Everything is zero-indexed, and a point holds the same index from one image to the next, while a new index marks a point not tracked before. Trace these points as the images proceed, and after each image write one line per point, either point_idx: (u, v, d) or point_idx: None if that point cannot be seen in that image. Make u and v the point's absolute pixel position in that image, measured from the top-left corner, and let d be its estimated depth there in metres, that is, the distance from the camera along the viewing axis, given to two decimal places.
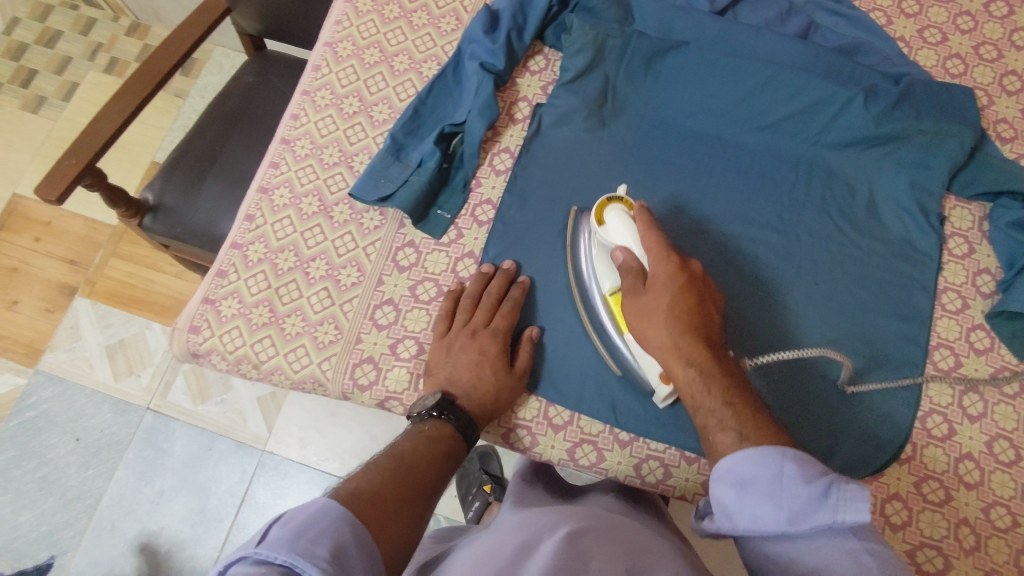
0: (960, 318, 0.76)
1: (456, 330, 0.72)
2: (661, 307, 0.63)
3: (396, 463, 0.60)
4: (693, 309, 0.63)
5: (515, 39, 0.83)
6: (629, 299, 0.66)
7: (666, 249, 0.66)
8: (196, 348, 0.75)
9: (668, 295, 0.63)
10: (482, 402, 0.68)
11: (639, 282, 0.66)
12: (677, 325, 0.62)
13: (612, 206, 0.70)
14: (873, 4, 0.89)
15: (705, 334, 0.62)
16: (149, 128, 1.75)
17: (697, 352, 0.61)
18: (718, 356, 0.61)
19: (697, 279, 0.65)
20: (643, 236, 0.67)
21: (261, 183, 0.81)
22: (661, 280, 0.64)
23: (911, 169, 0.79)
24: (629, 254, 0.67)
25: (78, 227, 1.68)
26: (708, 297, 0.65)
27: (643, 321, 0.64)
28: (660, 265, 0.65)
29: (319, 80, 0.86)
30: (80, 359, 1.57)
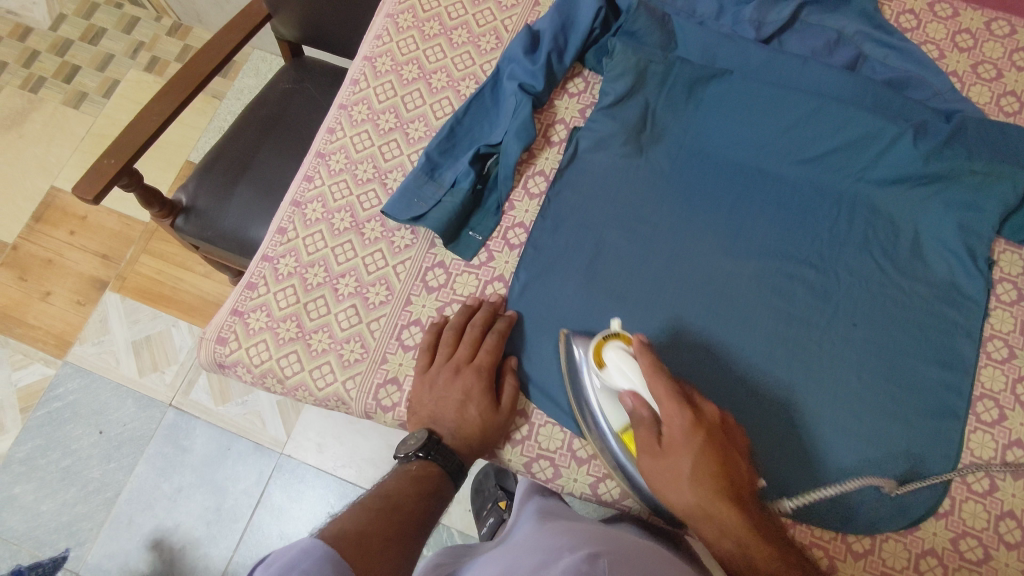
0: (1006, 368, 0.73)
1: (439, 365, 0.71)
2: (683, 471, 0.58)
3: (382, 503, 0.59)
4: (719, 469, 0.57)
5: (555, 62, 0.82)
6: (646, 459, 0.60)
7: (679, 399, 0.60)
8: (222, 359, 0.75)
9: (689, 456, 0.58)
10: (468, 442, 0.68)
11: (655, 437, 0.60)
12: (705, 489, 0.57)
13: (612, 344, 0.65)
14: (925, 36, 0.86)
15: (735, 493, 0.57)
16: (185, 128, 1.77)
17: (729, 514, 0.56)
18: (751, 513, 0.57)
19: (715, 427, 0.60)
20: (652, 384, 0.61)
21: (295, 196, 0.82)
22: (679, 439, 0.59)
23: (959, 210, 0.76)
24: (639, 399, 0.62)
25: (112, 223, 1.70)
26: (729, 443, 0.60)
27: (665, 487, 0.59)
28: (675, 418, 0.59)
29: (357, 94, 0.86)
30: (107, 352, 1.59)
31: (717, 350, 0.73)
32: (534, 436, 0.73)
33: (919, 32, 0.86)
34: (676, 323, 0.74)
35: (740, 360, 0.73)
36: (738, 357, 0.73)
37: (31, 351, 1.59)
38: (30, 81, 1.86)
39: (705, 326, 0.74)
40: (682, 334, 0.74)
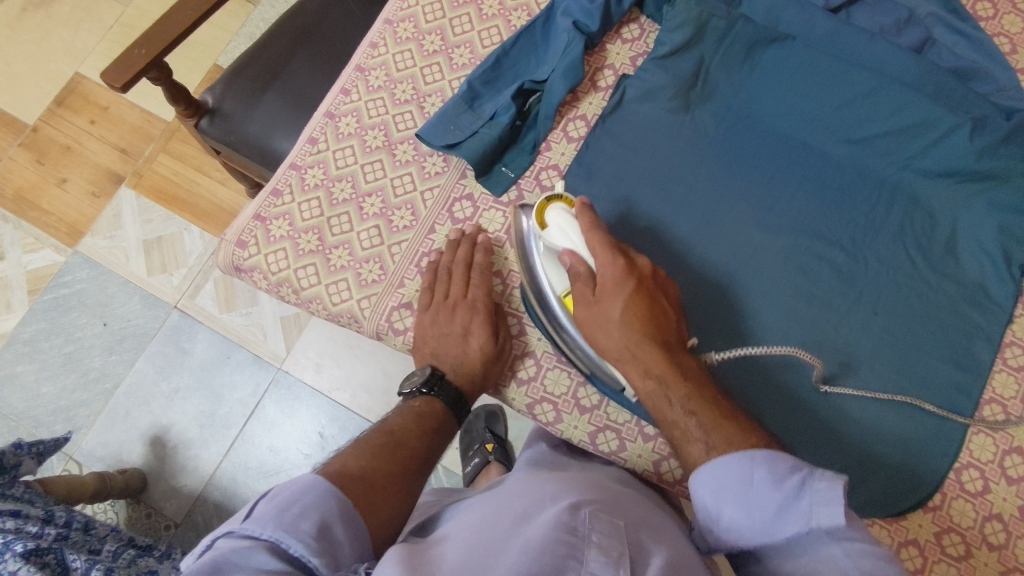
0: (1020, 376, 0.72)
1: (435, 304, 0.71)
2: (614, 315, 0.62)
3: (386, 438, 0.61)
4: (646, 313, 0.61)
5: (614, 3, 0.78)
6: (581, 308, 0.64)
7: (612, 248, 0.63)
8: (240, 263, 0.75)
9: (620, 300, 0.62)
10: (472, 377, 0.68)
11: (589, 288, 0.64)
12: (632, 328, 0.61)
13: (553, 205, 0.67)
14: (999, 28, 0.82)
15: (661, 336, 0.61)
16: (217, 30, 1.73)
17: (653, 356, 0.60)
18: (675, 355, 0.60)
19: (645, 278, 0.63)
20: (588, 235, 0.64)
21: (329, 107, 0.80)
22: (610, 286, 0.62)
23: (1002, 212, 0.74)
24: (577, 257, 0.64)
25: (133, 117, 1.68)
26: (658, 293, 0.64)
27: (596, 330, 0.63)
28: (608, 266, 0.63)
29: (404, 11, 0.83)
30: (118, 247, 1.59)
31: (735, 320, 0.73)
32: (541, 377, 0.73)
33: (994, 23, 0.82)
34: (697, 287, 0.74)
35: (756, 332, 0.72)
36: (753, 330, 0.73)
37: (43, 236, 1.60)
38: None
39: (726, 293, 0.74)
40: (702, 299, 0.73)
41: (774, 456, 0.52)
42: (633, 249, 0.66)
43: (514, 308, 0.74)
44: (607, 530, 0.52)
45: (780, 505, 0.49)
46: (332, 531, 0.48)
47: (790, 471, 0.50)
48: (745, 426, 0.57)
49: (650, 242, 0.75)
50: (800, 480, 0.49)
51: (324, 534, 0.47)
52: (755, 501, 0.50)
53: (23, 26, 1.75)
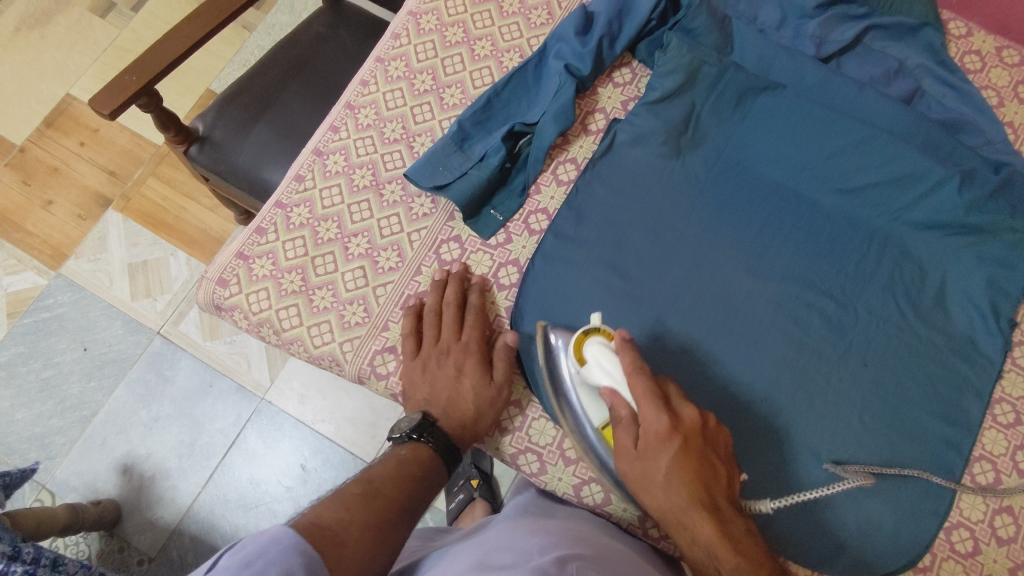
0: (1009, 434, 0.71)
1: (427, 347, 0.69)
2: (659, 474, 0.57)
3: (364, 489, 0.58)
4: (693, 473, 0.57)
5: (606, 47, 0.78)
6: (622, 460, 0.60)
7: (657, 402, 0.58)
8: (220, 301, 0.73)
9: (665, 458, 0.57)
10: (462, 421, 0.66)
11: (629, 438, 0.59)
12: (677, 493, 0.57)
13: (591, 339, 0.63)
14: (987, 81, 0.83)
15: (711, 501, 0.56)
16: (211, 55, 1.73)
17: (700, 522, 0.56)
18: (726, 523, 0.56)
19: (693, 436, 0.58)
20: (631, 380, 0.59)
21: (318, 144, 0.79)
22: (654, 441, 0.58)
23: (991, 266, 0.74)
24: (618, 398, 0.60)
25: (123, 140, 1.66)
26: (709, 452, 0.58)
27: (641, 486, 0.59)
28: (651, 420, 0.58)
29: (396, 49, 0.82)
30: (102, 271, 1.57)
31: (724, 370, 0.72)
32: (526, 427, 0.71)
33: (981, 76, 0.83)
34: (684, 334, 0.73)
35: (745, 382, 0.71)
36: (742, 380, 0.71)
37: (25, 258, 1.57)
38: None
39: (716, 342, 0.72)
40: (691, 348, 0.72)
41: None
42: (678, 394, 0.61)
43: None
44: None
45: None
46: None
47: None
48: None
49: (638, 289, 0.74)
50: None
51: None
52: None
53: (15, 47, 1.74)
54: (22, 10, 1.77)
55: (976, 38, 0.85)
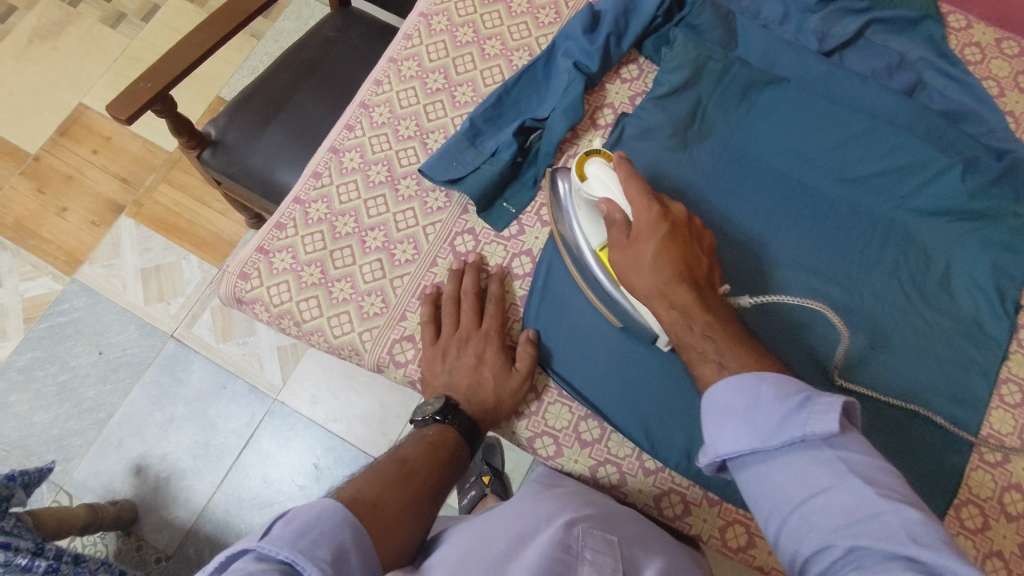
0: (1016, 413, 0.73)
1: (446, 335, 0.71)
2: (647, 256, 0.62)
3: (398, 468, 0.59)
4: (678, 255, 0.62)
5: (614, 44, 0.81)
6: (616, 253, 0.64)
7: (648, 195, 0.64)
8: (242, 295, 0.75)
9: (654, 244, 0.62)
10: (483, 406, 0.68)
11: (623, 234, 0.64)
12: (663, 269, 0.61)
13: (592, 159, 0.68)
14: (987, 71, 0.85)
15: (692, 277, 0.62)
16: (221, 63, 1.76)
17: (681, 293, 0.61)
18: (703, 294, 0.61)
19: (680, 226, 0.64)
20: (624, 186, 0.64)
21: (333, 142, 0.81)
22: (645, 229, 0.63)
23: (996, 250, 0.75)
24: (614, 205, 0.65)
25: (135, 148, 1.69)
26: (692, 242, 0.64)
27: (629, 272, 0.63)
28: (643, 212, 0.63)
29: (409, 49, 0.84)
30: (116, 276, 1.59)
31: None
32: (542, 412, 0.73)
33: (982, 67, 0.85)
34: None
35: None
36: None
37: (41, 264, 1.60)
38: None
39: None
40: None
41: (783, 382, 0.54)
42: (668, 199, 0.67)
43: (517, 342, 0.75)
44: (599, 547, 0.55)
45: (783, 416, 0.52)
46: (347, 558, 0.48)
47: (795, 391, 0.53)
48: (760, 355, 0.58)
49: None
50: (805, 397, 0.52)
51: (339, 561, 0.47)
52: (761, 415, 0.53)
53: (28, 58, 1.77)
54: (35, 23, 1.80)
55: (976, 31, 0.87)
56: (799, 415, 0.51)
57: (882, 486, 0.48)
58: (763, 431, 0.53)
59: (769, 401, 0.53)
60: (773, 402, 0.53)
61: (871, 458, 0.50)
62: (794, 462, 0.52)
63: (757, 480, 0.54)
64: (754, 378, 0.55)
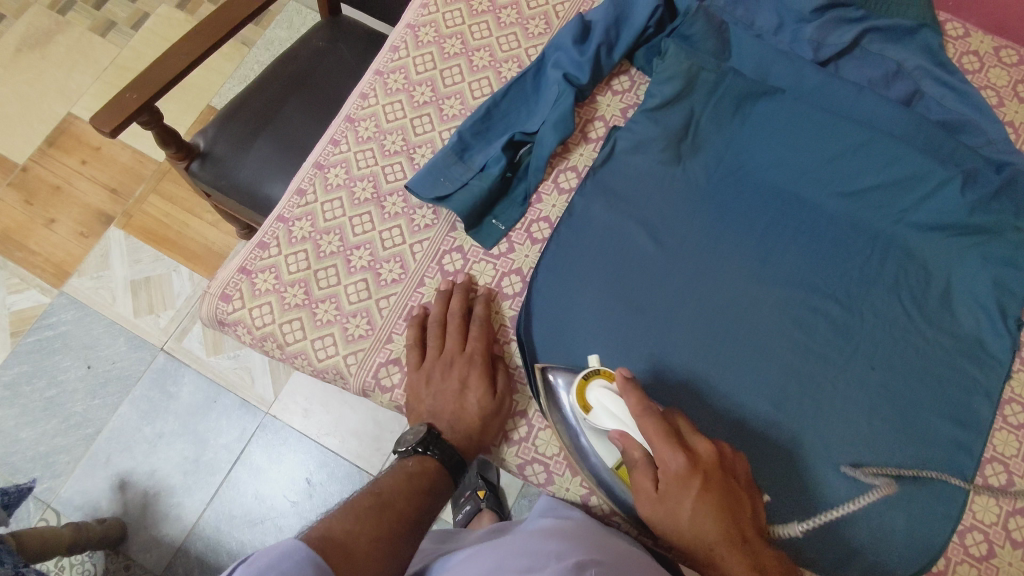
0: (1020, 434, 0.71)
1: (430, 360, 0.68)
2: (684, 518, 0.55)
3: (373, 500, 0.57)
4: (719, 512, 0.54)
5: (605, 55, 0.79)
6: (646, 506, 0.57)
7: (671, 438, 0.56)
8: (223, 317, 0.73)
9: (688, 500, 0.55)
10: (468, 432, 0.65)
11: (649, 482, 0.57)
12: (705, 530, 0.54)
13: (595, 385, 0.63)
14: (986, 81, 0.83)
15: (739, 534, 0.54)
16: (211, 72, 1.75)
17: (732, 560, 0.53)
18: (755, 557, 0.54)
19: (712, 468, 0.56)
20: (644, 425, 0.57)
21: (318, 158, 0.79)
22: (674, 482, 0.56)
23: (997, 265, 0.73)
24: (630, 440, 0.59)
25: (125, 158, 1.67)
26: (729, 481, 0.57)
27: (667, 532, 0.56)
28: (669, 460, 0.56)
29: (395, 62, 0.82)
30: (105, 288, 1.57)
31: (731, 376, 0.71)
32: (532, 438, 0.70)
33: (981, 76, 0.83)
34: (689, 339, 0.72)
35: (752, 387, 0.71)
36: (749, 385, 0.71)
37: (29, 277, 1.57)
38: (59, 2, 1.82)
39: (724, 344, 0.72)
40: (698, 354, 0.72)
41: None
42: (692, 426, 0.59)
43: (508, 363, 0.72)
44: None
45: None
46: None
47: None
48: None
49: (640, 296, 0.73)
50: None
51: None
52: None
53: (16, 67, 1.75)
54: (23, 31, 1.78)
55: (974, 39, 0.85)
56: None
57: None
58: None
59: None
60: None
61: None
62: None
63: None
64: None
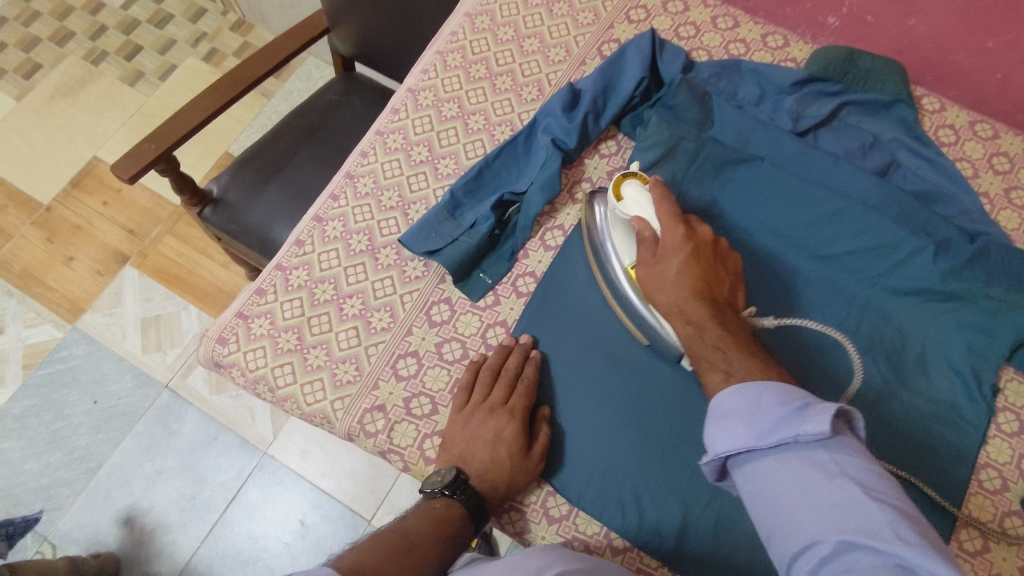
0: (996, 499, 0.71)
1: (474, 405, 0.71)
2: (669, 274, 0.67)
3: (401, 540, 0.59)
4: (699, 273, 0.66)
5: (591, 122, 0.83)
6: (642, 269, 0.69)
7: (674, 218, 0.69)
8: (219, 359, 0.76)
9: (677, 262, 0.67)
10: (494, 483, 0.67)
11: (649, 252, 0.69)
12: (682, 284, 0.65)
13: (631, 180, 0.73)
14: (962, 152, 0.86)
15: (711, 295, 0.65)
16: (232, 121, 1.84)
17: (697, 310, 0.64)
18: (720, 311, 0.65)
19: (704, 246, 0.68)
20: (658, 208, 0.70)
21: (317, 212, 0.83)
22: (670, 248, 0.68)
23: (970, 332, 0.75)
24: (644, 223, 0.70)
25: (145, 201, 1.75)
26: (716, 262, 0.68)
27: (652, 288, 0.68)
28: (669, 231, 0.68)
29: (395, 123, 0.87)
30: (116, 325, 1.62)
31: None
32: None
33: (956, 148, 0.86)
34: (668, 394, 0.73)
35: None
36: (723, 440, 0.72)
37: (45, 312, 1.63)
38: (94, 54, 1.93)
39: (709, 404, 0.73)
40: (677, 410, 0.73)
41: (785, 389, 0.56)
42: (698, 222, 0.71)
43: None
44: None
45: (779, 418, 0.54)
46: None
47: (796, 395, 0.54)
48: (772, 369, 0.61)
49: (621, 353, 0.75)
50: (805, 402, 0.54)
51: None
52: (762, 419, 0.55)
53: (49, 113, 1.85)
54: (57, 80, 1.89)
55: (949, 113, 0.89)
56: (795, 418, 0.53)
57: (872, 486, 0.49)
58: (758, 429, 0.54)
59: (768, 404, 0.55)
60: (773, 406, 0.55)
61: (867, 462, 0.51)
62: (788, 460, 0.54)
63: (757, 474, 0.55)
64: (760, 386, 0.57)
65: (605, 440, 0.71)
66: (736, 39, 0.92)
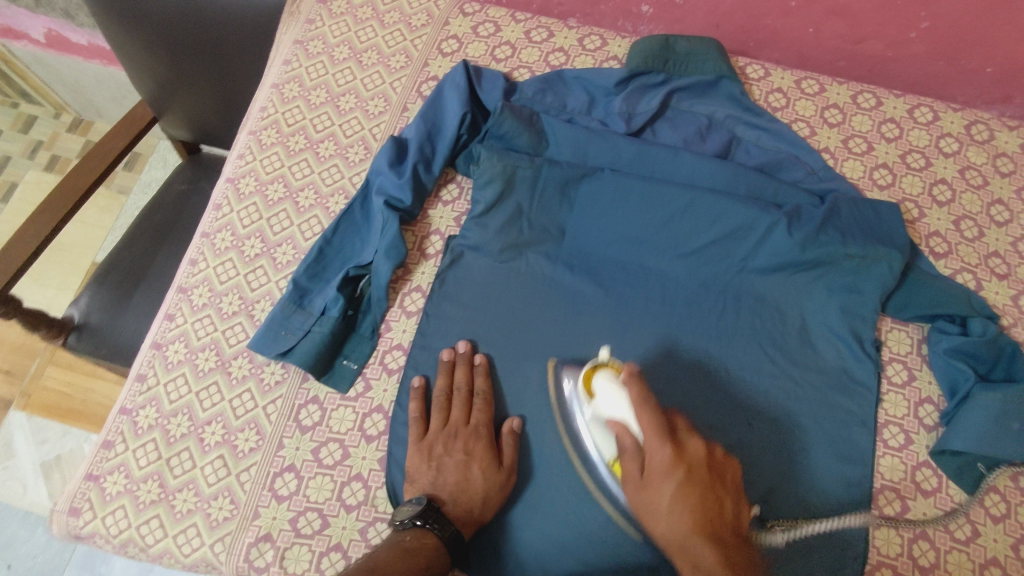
0: (903, 455, 0.71)
1: (434, 432, 0.68)
2: (663, 504, 0.55)
3: (367, 575, 0.54)
4: (698, 502, 0.54)
5: (423, 172, 0.79)
6: (630, 488, 0.58)
7: (661, 432, 0.57)
8: (77, 532, 0.68)
9: (669, 488, 0.55)
10: (469, 506, 0.64)
11: (636, 468, 0.58)
12: (681, 521, 0.54)
13: (601, 371, 0.64)
14: (795, 114, 0.87)
15: (716, 533, 0.54)
16: (90, 228, 1.72)
17: (705, 553, 0.53)
18: (730, 553, 0.53)
19: (699, 466, 0.56)
20: (637, 413, 0.58)
21: (155, 337, 0.76)
22: (658, 472, 0.56)
23: (842, 294, 0.75)
24: (625, 430, 0.59)
25: (15, 335, 1.62)
26: (715, 482, 0.56)
27: (647, 517, 0.57)
28: (655, 450, 0.56)
29: (219, 220, 0.81)
30: (14, 479, 1.48)
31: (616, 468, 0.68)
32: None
33: (789, 110, 0.87)
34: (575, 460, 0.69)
35: None
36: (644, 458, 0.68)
37: None
38: None
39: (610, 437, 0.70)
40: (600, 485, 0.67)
41: None
42: (688, 427, 0.59)
43: (379, 510, 0.67)
44: None
45: None
46: None
47: None
48: None
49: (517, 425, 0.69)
50: None
51: None
52: None
53: None
54: None
55: (775, 77, 0.89)
56: None
57: None
58: None
59: None
60: None
61: None
62: None
63: None
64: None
65: (511, 508, 0.67)
66: (554, 49, 0.90)
